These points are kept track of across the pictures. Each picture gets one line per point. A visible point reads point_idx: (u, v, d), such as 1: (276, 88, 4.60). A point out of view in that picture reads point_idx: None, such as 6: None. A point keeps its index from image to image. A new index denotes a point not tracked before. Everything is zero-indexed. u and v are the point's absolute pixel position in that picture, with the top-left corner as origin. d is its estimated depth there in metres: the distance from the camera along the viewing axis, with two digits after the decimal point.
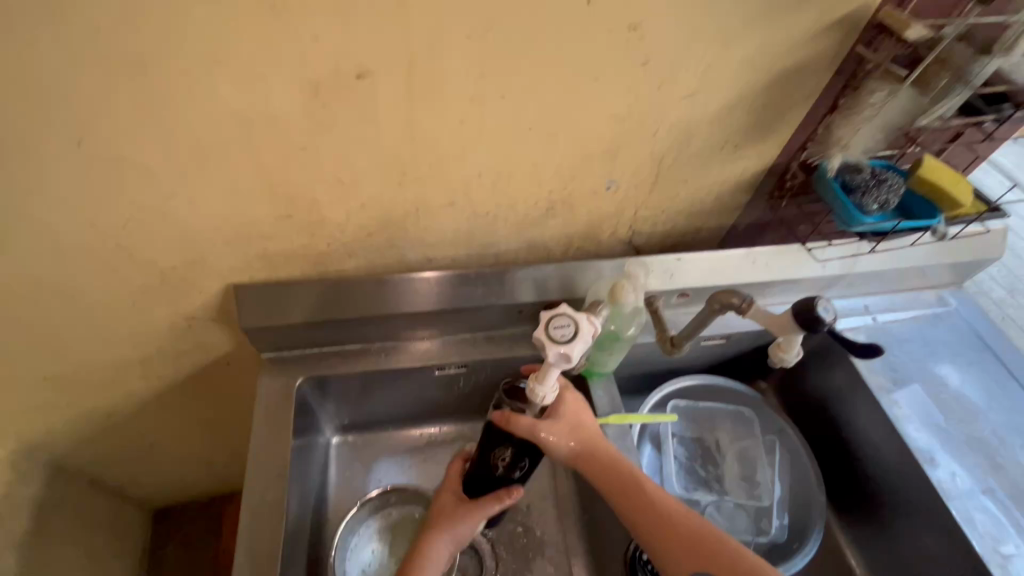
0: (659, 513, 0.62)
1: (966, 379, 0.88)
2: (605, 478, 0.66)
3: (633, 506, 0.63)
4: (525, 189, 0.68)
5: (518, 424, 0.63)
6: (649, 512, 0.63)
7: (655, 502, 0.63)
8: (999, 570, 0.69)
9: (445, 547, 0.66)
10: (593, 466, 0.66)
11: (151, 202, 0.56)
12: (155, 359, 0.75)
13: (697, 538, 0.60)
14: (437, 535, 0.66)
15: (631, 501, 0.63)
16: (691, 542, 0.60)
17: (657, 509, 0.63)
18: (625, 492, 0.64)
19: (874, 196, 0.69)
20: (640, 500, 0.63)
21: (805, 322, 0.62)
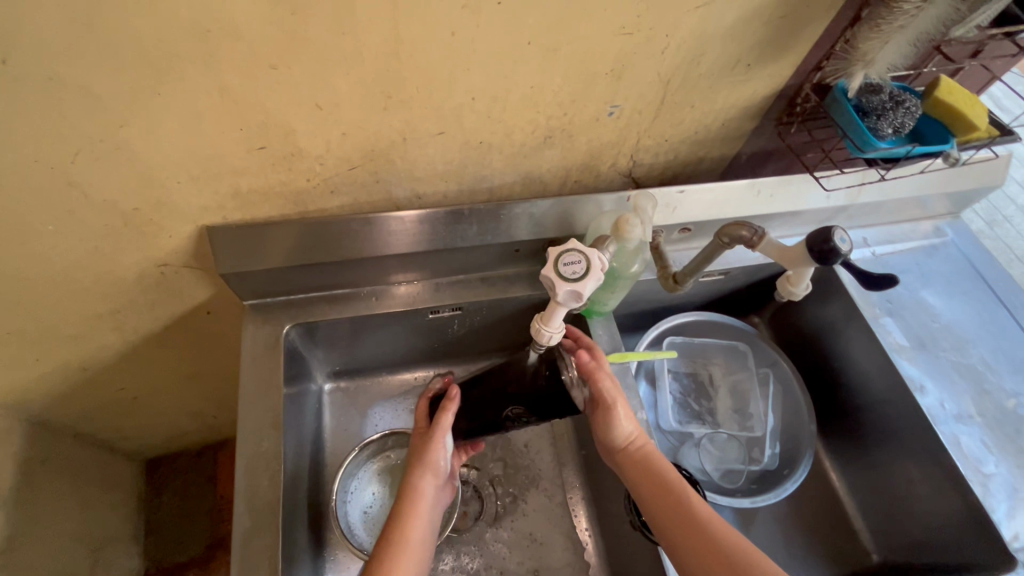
0: (695, 522, 0.59)
1: (958, 309, 0.88)
2: (642, 478, 0.63)
3: (669, 516, 0.60)
4: (522, 115, 0.62)
5: (603, 383, 0.65)
6: (685, 520, 0.59)
7: (693, 512, 0.59)
8: (980, 488, 0.72)
9: (428, 479, 0.63)
10: (635, 465, 0.64)
11: (101, 133, 0.50)
12: (127, 309, 0.70)
13: (731, 553, 0.56)
14: (422, 470, 0.63)
15: (669, 507, 0.60)
16: (722, 557, 0.56)
17: (695, 518, 0.59)
18: (663, 497, 0.61)
19: (890, 120, 0.65)
20: (677, 510, 0.60)
21: (818, 254, 0.60)
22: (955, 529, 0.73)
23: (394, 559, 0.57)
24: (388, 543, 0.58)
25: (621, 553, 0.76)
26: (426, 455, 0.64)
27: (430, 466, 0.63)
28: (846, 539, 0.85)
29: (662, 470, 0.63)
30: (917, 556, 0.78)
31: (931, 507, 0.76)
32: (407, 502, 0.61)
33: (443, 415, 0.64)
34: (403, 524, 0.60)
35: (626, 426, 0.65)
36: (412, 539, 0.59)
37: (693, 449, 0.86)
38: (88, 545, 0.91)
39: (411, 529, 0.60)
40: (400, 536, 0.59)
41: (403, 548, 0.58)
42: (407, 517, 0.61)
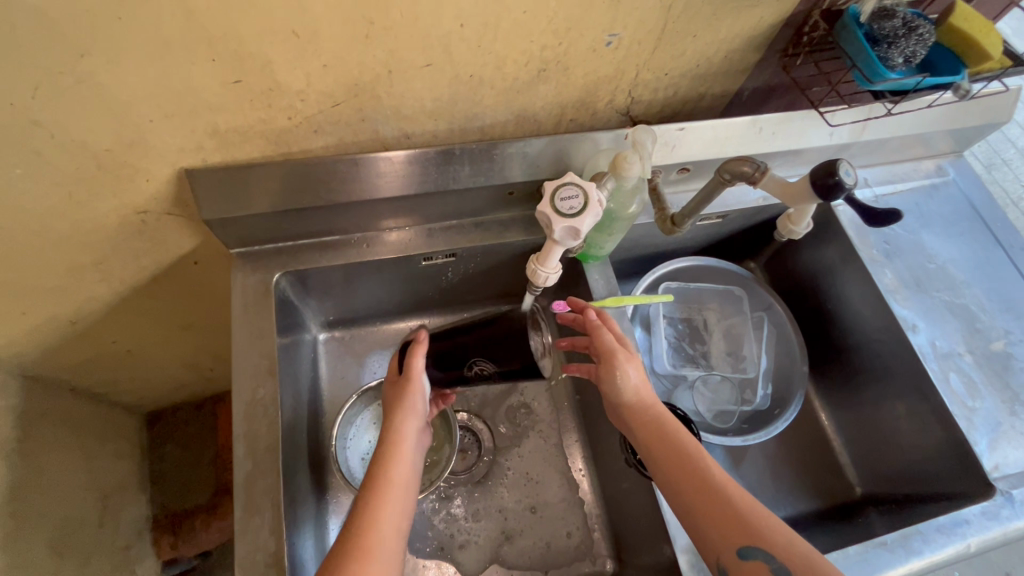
0: (711, 487, 0.57)
1: (955, 249, 0.88)
2: (654, 439, 0.63)
3: (687, 483, 0.59)
4: (515, 45, 0.58)
5: (603, 338, 0.66)
6: (699, 485, 0.58)
7: (708, 478, 0.58)
8: (966, 422, 0.73)
9: (410, 421, 0.62)
10: (648, 425, 0.64)
11: (63, 64, 0.46)
12: (112, 260, 0.68)
13: (745, 513, 0.55)
14: (403, 413, 0.62)
15: (683, 471, 0.60)
16: (735, 518, 0.55)
17: (709, 483, 0.58)
18: (676, 461, 0.61)
19: (901, 48, 0.62)
20: (691, 472, 0.59)
21: (822, 188, 0.59)
22: (938, 461, 0.76)
23: (375, 500, 0.55)
24: (368, 487, 0.57)
25: (615, 490, 0.78)
26: (405, 398, 0.63)
27: (411, 409, 0.62)
28: (832, 473, 0.88)
29: (673, 435, 0.62)
30: (899, 486, 0.81)
31: (916, 441, 0.78)
32: (390, 446, 0.60)
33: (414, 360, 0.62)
34: (385, 468, 0.58)
35: (630, 381, 0.65)
36: (398, 479, 0.58)
37: (687, 391, 0.87)
38: (95, 494, 0.93)
39: (394, 469, 0.59)
40: (384, 477, 0.58)
41: (385, 489, 0.57)
42: (390, 459, 0.59)
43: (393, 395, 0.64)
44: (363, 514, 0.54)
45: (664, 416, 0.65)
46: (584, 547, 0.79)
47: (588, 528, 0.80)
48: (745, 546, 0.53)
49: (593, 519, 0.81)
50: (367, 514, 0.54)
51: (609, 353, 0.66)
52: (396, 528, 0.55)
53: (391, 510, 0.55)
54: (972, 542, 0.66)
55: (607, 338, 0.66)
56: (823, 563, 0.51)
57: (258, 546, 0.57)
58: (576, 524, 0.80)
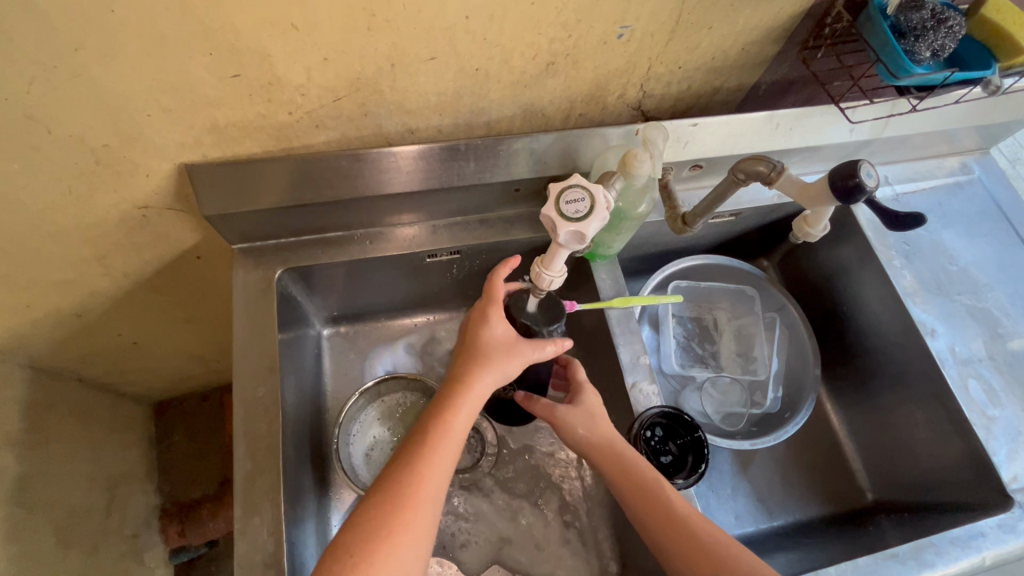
0: (674, 518, 0.57)
1: (978, 250, 0.85)
2: (618, 477, 0.61)
3: (653, 517, 0.58)
4: (522, 37, 0.56)
5: (535, 407, 0.67)
6: (663, 520, 0.57)
7: (671, 511, 0.58)
8: (984, 432, 0.71)
9: (495, 380, 0.56)
10: (609, 462, 0.62)
11: (57, 57, 0.45)
12: (114, 254, 0.68)
13: (710, 545, 0.55)
14: (494, 372, 0.56)
15: (647, 506, 0.59)
16: (700, 549, 0.55)
17: (673, 515, 0.58)
18: (641, 495, 0.59)
19: (929, 41, 0.59)
20: (656, 507, 0.58)
21: (841, 191, 0.56)
22: (954, 470, 0.74)
23: (431, 449, 0.53)
24: (429, 431, 0.54)
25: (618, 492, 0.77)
26: (504, 356, 0.57)
27: (503, 372, 0.56)
28: (843, 479, 0.86)
29: (638, 470, 0.60)
30: (912, 494, 0.79)
31: (932, 449, 0.76)
32: (460, 396, 0.55)
33: (545, 347, 0.59)
34: (451, 415, 0.54)
35: (577, 434, 0.64)
36: (455, 432, 0.54)
37: (695, 392, 0.86)
38: (103, 483, 0.93)
39: (455, 422, 0.54)
40: (445, 425, 0.54)
41: (444, 439, 0.53)
42: (458, 407, 0.55)
43: (489, 335, 0.58)
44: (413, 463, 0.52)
45: (625, 450, 0.62)
46: (586, 548, 0.78)
47: (591, 529, 0.79)
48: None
49: (596, 520, 0.79)
50: (420, 465, 0.52)
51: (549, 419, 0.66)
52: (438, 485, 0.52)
53: (446, 462, 0.53)
54: (987, 555, 0.64)
55: (537, 408, 0.67)
56: None
57: (257, 546, 0.57)
58: (580, 526, 0.79)
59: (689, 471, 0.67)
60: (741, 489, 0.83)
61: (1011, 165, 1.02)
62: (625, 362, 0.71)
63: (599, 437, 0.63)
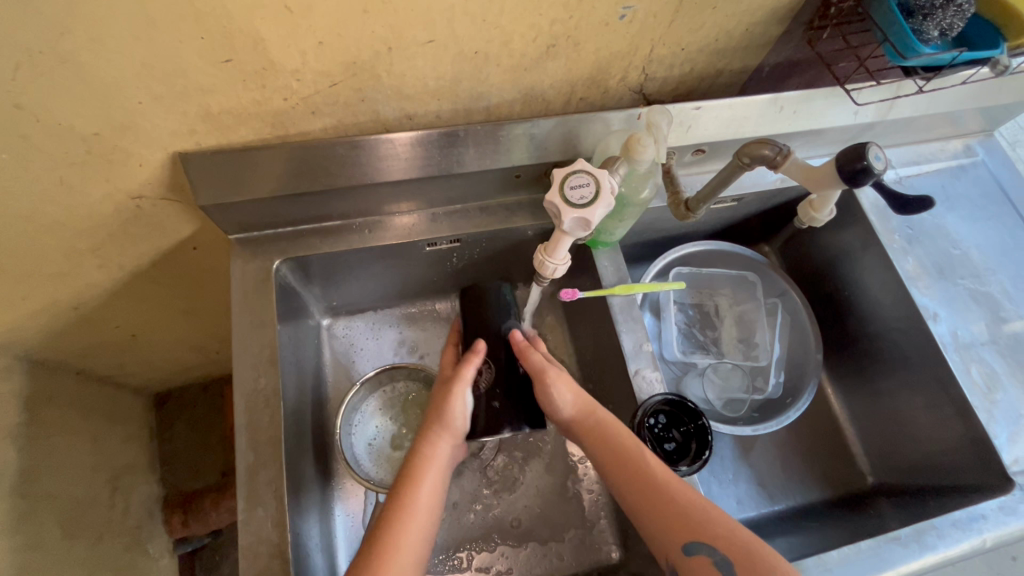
0: (652, 485, 0.57)
1: (981, 234, 0.84)
2: (599, 447, 0.62)
3: (632, 484, 0.58)
4: (523, 19, 0.55)
5: (533, 356, 0.66)
6: (643, 488, 0.58)
7: (650, 477, 0.58)
8: (985, 416, 0.71)
9: (444, 441, 0.61)
10: (590, 432, 0.63)
11: (43, 42, 0.44)
12: (109, 246, 0.67)
13: (686, 508, 0.55)
14: (438, 431, 0.61)
15: (626, 472, 0.59)
16: (679, 514, 0.55)
17: (651, 481, 0.58)
18: (620, 462, 0.60)
19: (937, 20, 0.58)
20: (633, 471, 0.59)
21: (849, 173, 0.56)
22: (955, 453, 0.74)
23: (403, 519, 0.54)
24: (402, 502, 0.56)
25: None
26: (442, 416, 0.62)
27: (446, 427, 0.61)
28: (844, 463, 0.86)
29: (618, 438, 0.61)
30: (913, 477, 0.79)
31: (933, 433, 0.76)
32: (413, 466, 0.59)
33: (466, 366, 0.64)
34: (415, 486, 0.57)
35: (564, 399, 0.65)
36: (419, 502, 0.56)
37: (697, 378, 0.86)
38: (106, 475, 0.93)
39: (414, 493, 0.56)
40: (405, 498, 0.56)
41: (415, 509, 0.55)
42: (416, 478, 0.58)
43: (437, 402, 0.63)
44: (381, 537, 0.53)
45: (604, 417, 0.64)
46: (589, 535, 0.78)
47: (594, 516, 0.79)
48: (687, 542, 0.53)
49: (599, 506, 0.79)
50: (385, 540, 0.53)
51: (541, 371, 0.65)
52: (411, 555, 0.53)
53: (414, 536, 0.54)
54: (987, 537, 0.65)
55: (535, 357, 0.66)
56: (763, 551, 0.51)
57: (262, 538, 0.57)
58: (584, 512, 0.79)
59: (692, 458, 0.67)
60: (742, 474, 0.83)
61: (1013, 147, 1.01)
62: (628, 350, 0.71)
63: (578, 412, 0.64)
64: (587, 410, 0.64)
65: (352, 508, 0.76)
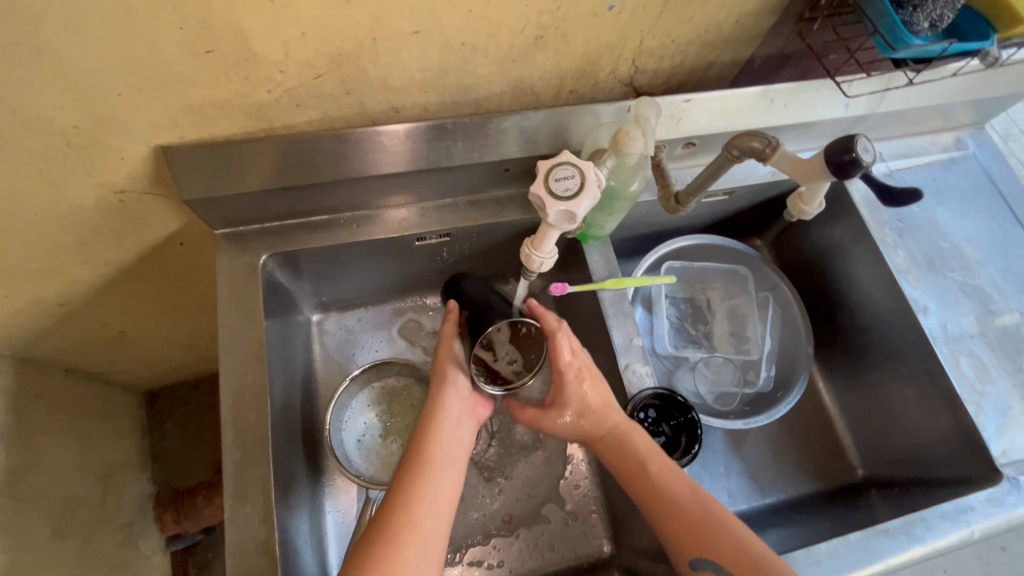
0: (665, 500, 0.58)
1: (972, 227, 0.84)
2: (614, 458, 0.63)
3: (645, 496, 0.59)
4: (510, 10, 0.54)
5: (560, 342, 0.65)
6: (656, 502, 0.58)
7: (663, 492, 0.59)
8: (974, 409, 0.71)
9: (450, 390, 0.63)
10: (606, 444, 0.63)
11: (17, 32, 0.43)
12: (93, 242, 0.66)
13: (696, 526, 0.55)
14: (441, 383, 0.64)
15: (638, 487, 0.60)
16: (690, 530, 0.55)
17: (665, 495, 0.58)
18: (632, 475, 0.61)
19: (928, 12, 0.58)
20: (647, 485, 0.59)
21: (836, 167, 0.55)
22: (944, 445, 0.74)
23: (424, 472, 0.56)
24: (422, 457, 0.58)
25: (614, 475, 0.77)
26: (440, 371, 0.65)
27: (448, 378, 0.64)
28: (834, 456, 0.86)
29: (630, 453, 0.62)
30: (902, 469, 0.80)
31: (923, 426, 0.77)
32: (427, 420, 0.61)
33: (445, 325, 0.68)
34: (430, 441, 0.59)
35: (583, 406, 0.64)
36: (437, 453, 0.58)
37: (688, 372, 0.86)
38: (96, 473, 0.93)
39: (432, 444, 0.59)
40: (422, 456, 0.58)
41: (434, 461, 0.58)
42: (432, 433, 0.60)
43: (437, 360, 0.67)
44: (398, 502, 0.54)
45: (622, 428, 0.63)
46: (581, 530, 0.78)
47: (586, 511, 0.79)
48: (696, 558, 0.54)
49: (591, 501, 0.79)
50: (405, 501, 0.54)
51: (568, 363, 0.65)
52: (435, 501, 0.55)
53: (437, 483, 0.56)
54: (976, 529, 0.65)
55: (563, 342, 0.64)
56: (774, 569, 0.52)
57: (250, 535, 0.57)
58: (574, 508, 0.79)
59: (682, 451, 0.69)
60: (734, 467, 0.83)
61: (1004, 140, 1.01)
62: (618, 344, 0.71)
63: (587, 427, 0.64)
64: (604, 416, 0.64)
65: (342, 504, 0.75)
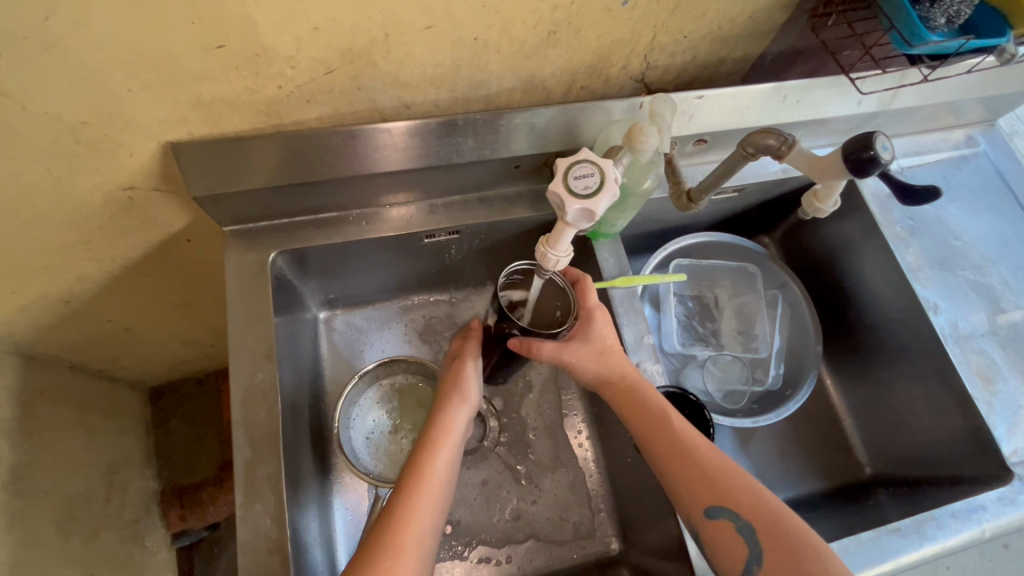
0: (680, 450, 0.57)
1: (982, 224, 0.84)
2: (627, 408, 0.61)
3: (657, 446, 0.58)
4: (523, 5, 0.53)
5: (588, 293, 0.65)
6: (670, 449, 0.58)
7: (678, 441, 0.58)
8: (985, 408, 0.71)
9: (460, 409, 0.62)
10: (621, 392, 0.62)
11: (26, 26, 0.42)
12: (100, 239, 0.65)
13: (713, 474, 0.56)
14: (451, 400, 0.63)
15: (653, 436, 0.59)
16: (707, 479, 0.55)
17: (679, 445, 0.57)
18: (648, 423, 0.60)
19: (944, 7, 0.58)
20: (661, 434, 0.58)
21: (854, 164, 0.55)
22: (954, 444, 0.74)
23: (420, 489, 0.55)
24: (418, 470, 0.56)
25: (623, 473, 0.76)
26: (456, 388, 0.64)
27: (463, 396, 0.63)
28: (842, 455, 0.86)
29: (645, 401, 0.60)
30: (911, 468, 0.80)
31: (932, 425, 0.76)
32: (430, 436, 0.60)
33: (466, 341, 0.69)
34: (431, 455, 0.57)
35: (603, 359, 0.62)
36: (433, 471, 0.56)
37: (697, 370, 0.86)
38: (101, 469, 0.92)
39: (430, 462, 0.57)
40: (423, 465, 0.56)
41: (429, 478, 0.56)
42: (432, 448, 0.58)
43: (450, 375, 0.66)
44: (396, 510, 0.53)
45: (636, 379, 0.62)
46: (589, 527, 0.77)
47: (594, 509, 0.79)
48: (712, 506, 0.54)
49: (599, 499, 0.79)
50: (402, 511, 0.53)
51: (596, 317, 0.63)
52: (427, 522, 0.53)
53: (428, 504, 0.54)
54: (987, 528, 0.65)
55: (592, 299, 0.64)
56: (787, 518, 0.52)
57: (260, 533, 0.56)
58: (583, 506, 0.78)
59: None
60: (741, 465, 0.83)
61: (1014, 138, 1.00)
62: (629, 342, 0.70)
63: (609, 370, 0.62)
64: (622, 363, 0.63)
65: (351, 501, 0.75)
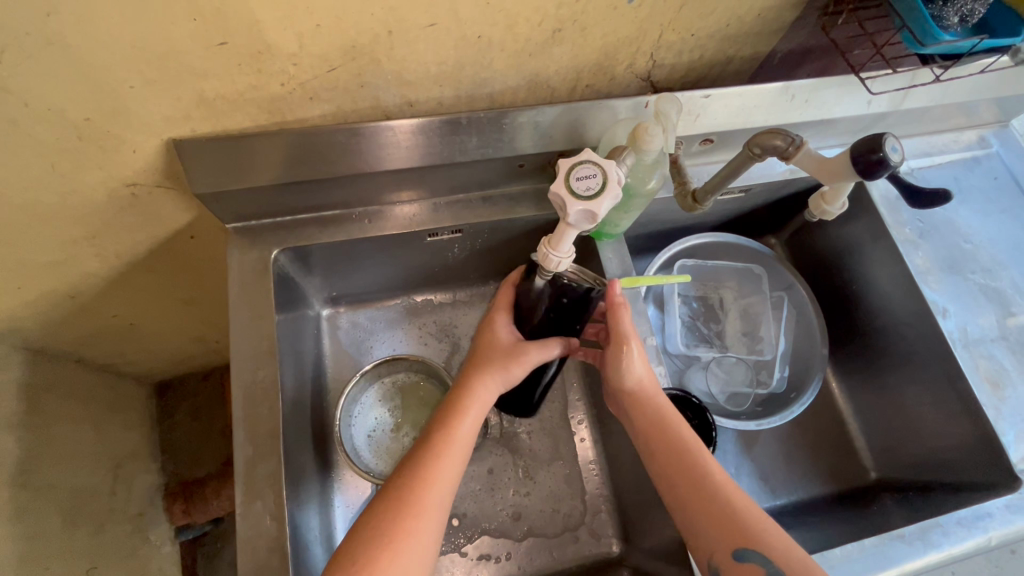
0: (708, 483, 0.55)
1: (994, 227, 0.82)
2: (653, 434, 0.59)
3: (684, 481, 0.56)
4: (527, 2, 0.53)
5: None
6: (697, 482, 0.56)
7: (706, 475, 0.56)
8: (994, 414, 0.70)
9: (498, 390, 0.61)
10: (648, 417, 0.60)
11: (28, 23, 0.42)
12: (106, 236, 0.66)
13: (745, 517, 0.53)
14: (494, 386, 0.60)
15: (680, 465, 0.57)
16: (735, 518, 0.53)
17: (708, 479, 0.56)
18: (676, 452, 0.58)
19: (958, 6, 0.57)
20: (687, 465, 0.57)
21: (863, 166, 0.54)
22: (961, 451, 0.73)
23: (440, 453, 0.55)
24: (436, 439, 0.56)
25: (625, 474, 0.76)
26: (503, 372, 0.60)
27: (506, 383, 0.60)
28: (847, 459, 0.85)
29: (677, 432, 0.59)
30: (917, 473, 0.79)
31: (939, 430, 0.75)
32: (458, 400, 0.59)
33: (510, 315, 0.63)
34: (460, 417, 0.57)
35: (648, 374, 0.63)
36: (459, 435, 0.56)
37: (701, 372, 0.85)
38: (106, 463, 0.93)
39: (458, 424, 0.57)
40: (450, 428, 0.57)
41: (451, 444, 0.56)
42: (460, 411, 0.58)
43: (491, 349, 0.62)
44: (415, 471, 0.54)
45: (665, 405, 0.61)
46: (589, 526, 0.77)
47: (595, 509, 0.78)
48: (741, 549, 0.52)
49: (601, 500, 0.79)
50: (427, 470, 0.54)
51: None
52: (444, 488, 0.54)
53: (451, 469, 0.55)
54: (993, 535, 0.64)
55: None
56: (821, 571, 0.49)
57: (262, 531, 0.57)
58: (585, 506, 0.78)
59: None
60: (744, 468, 0.82)
61: None
62: None
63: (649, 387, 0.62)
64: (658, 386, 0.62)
65: (351, 498, 0.75)
